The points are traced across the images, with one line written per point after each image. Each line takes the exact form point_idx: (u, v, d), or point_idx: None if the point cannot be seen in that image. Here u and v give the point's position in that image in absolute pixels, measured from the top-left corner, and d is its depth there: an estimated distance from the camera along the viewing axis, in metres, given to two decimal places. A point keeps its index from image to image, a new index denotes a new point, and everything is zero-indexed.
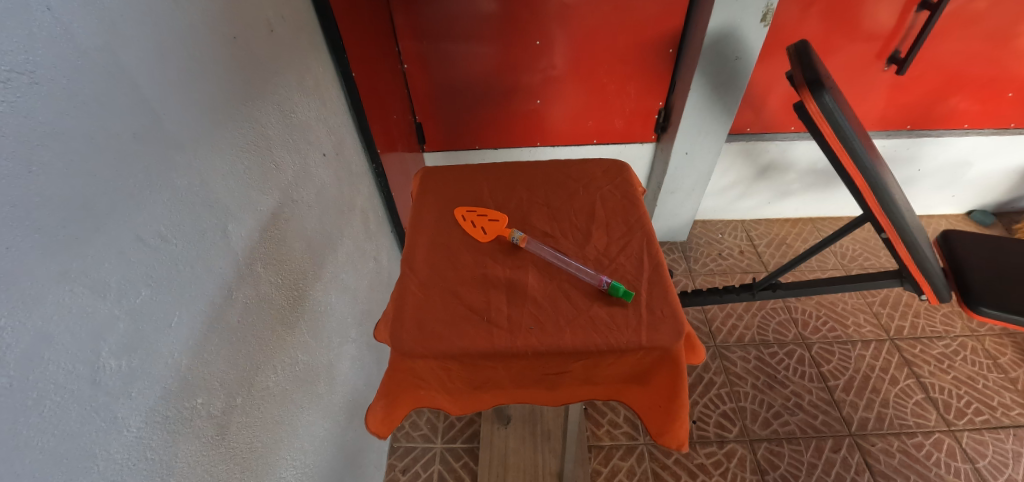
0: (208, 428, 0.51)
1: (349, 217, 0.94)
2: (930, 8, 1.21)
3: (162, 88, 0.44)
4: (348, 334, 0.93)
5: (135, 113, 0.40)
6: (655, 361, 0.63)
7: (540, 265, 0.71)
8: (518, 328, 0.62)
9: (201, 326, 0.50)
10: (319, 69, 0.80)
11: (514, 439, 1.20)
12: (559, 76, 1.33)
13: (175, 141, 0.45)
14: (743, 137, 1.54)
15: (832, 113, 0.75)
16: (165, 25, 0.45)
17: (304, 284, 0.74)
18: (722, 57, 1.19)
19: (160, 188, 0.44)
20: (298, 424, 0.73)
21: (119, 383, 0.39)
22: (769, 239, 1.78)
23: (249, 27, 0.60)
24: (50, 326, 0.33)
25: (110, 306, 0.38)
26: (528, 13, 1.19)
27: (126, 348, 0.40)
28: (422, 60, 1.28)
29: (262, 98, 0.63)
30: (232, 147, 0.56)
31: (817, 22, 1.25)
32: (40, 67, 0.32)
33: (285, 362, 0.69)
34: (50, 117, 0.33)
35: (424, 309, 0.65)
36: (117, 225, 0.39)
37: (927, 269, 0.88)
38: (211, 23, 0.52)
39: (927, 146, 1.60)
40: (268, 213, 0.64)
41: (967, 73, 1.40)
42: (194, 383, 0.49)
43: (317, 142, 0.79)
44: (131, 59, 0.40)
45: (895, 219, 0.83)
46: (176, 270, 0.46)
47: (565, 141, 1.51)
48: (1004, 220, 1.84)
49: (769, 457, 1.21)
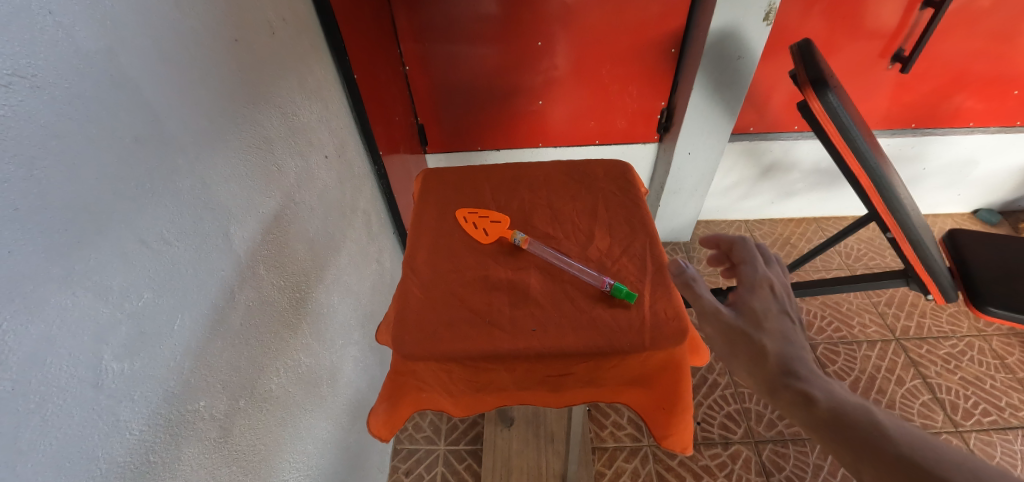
0: (211, 430, 0.51)
1: (351, 218, 0.93)
2: (934, 7, 1.20)
3: (162, 90, 0.44)
4: (351, 336, 0.93)
5: (136, 116, 0.40)
6: (659, 363, 0.63)
7: (542, 267, 0.71)
8: (520, 330, 0.62)
9: (203, 327, 0.50)
10: (321, 71, 0.80)
11: (518, 441, 1.19)
12: (560, 76, 1.33)
13: (177, 144, 0.45)
14: (744, 137, 1.53)
15: (836, 112, 0.74)
16: (168, 30, 0.45)
17: (307, 286, 0.74)
18: (724, 56, 1.18)
19: (163, 190, 0.44)
20: (300, 426, 0.72)
21: (121, 386, 0.39)
22: (772, 239, 1.77)
23: (250, 29, 0.60)
24: (52, 330, 0.33)
25: (113, 310, 0.38)
26: (528, 14, 1.19)
27: (128, 351, 0.40)
28: (422, 61, 1.28)
29: (264, 102, 0.63)
30: (235, 149, 0.56)
31: (820, 20, 1.24)
32: (42, 71, 0.32)
33: (287, 364, 0.69)
34: (52, 119, 0.33)
35: (426, 311, 0.65)
36: (119, 228, 0.39)
37: (933, 269, 0.88)
38: (211, 25, 0.52)
39: (932, 144, 1.59)
40: (270, 215, 0.64)
41: (972, 71, 1.39)
42: (197, 385, 0.48)
43: (319, 143, 0.80)
44: (132, 61, 0.40)
45: (901, 218, 0.82)
46: (178, 272, 0.46)
47: (566, 141, 1.51)
48: (1011, 219, 1.83)
49: (775, 459, 1.20)
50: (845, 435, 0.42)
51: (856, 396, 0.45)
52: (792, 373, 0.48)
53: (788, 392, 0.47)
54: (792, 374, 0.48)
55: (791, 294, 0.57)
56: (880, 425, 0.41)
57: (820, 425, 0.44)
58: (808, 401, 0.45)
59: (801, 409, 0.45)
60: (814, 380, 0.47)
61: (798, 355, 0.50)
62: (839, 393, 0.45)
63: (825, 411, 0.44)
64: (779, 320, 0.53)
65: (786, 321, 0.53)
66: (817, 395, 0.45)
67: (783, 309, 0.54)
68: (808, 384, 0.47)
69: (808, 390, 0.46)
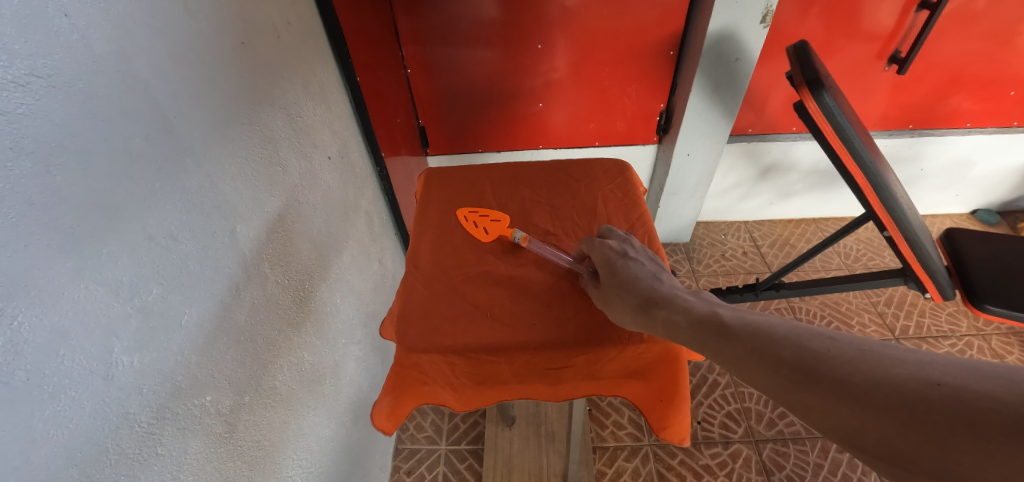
0: (217, 425, 0.52)
1: (354, 219, 0.95)
2: (929, 8, 1.21)
3: (172, 91, 0.45)
4: (354, 335, 0.94)
5: (146, 115, 0.41)
6: (656, 357, 0.63)
7: (542, 264, 0.72)
8: (519, 324, 0.63)
9: (209, 323, 0.50)
10: (324, 73, 0.82)
11: (519, 440, 1.20)
12: (560, 79, 1.34)
13: (185, 145, 0.47)
14: (743, 138, 1.54)
15: (832, 112, 0.75)
16: (177, 32, 0.46)
17: (311, 285, 0.75)
18: (722, 58, 1.20)
19: (172, 189, 0.45)
20: (303, 423, 0.73)
21: (130, 379, 0.40)
22: (772, 240, 1.78)
23: (257, 31, 0.61)
24: (65, 322, 0.34)
25: (123, 304, 0.39)
26: (529, 18, 1.20)
27: (137, 345, 0.41)
28: (424, 64, 1.29)
29: (269, 104, 0.64)
30: (242, 150, 0.57)
31: (817, 22, 1.26)
32: (58, 72, 0.33)
33: (291, 362, 0.69)
34: (68, 118, 0.34)
35: (428, 306, 0.66)
36: (130, 224, 0.40)
37: (928, 264, 0.88)
38: (219, 29, 0.53)
39: (930, 145, 1.60)
40: (274, 214, 0.65)
41: (969, 72, 1.40)
42: (204, 381, 0.49)
43: (322, 145, 0.81)
44: (143, 63, 0.41)
45: (896, 216, 0.83)
46: (186, 269, 0.47)
47: (566, 143, 1.52)
48: (1009, 219, 1.84)
49: (775, 458, 1.20)
50: (710, 340, 0.47)
51: (704, 304, 0.52)
52: (655, 303, 0.55)
53: (656, 320, 0.53)
54: (655, 304, 0.55)
55: (637, 245, 0.66)
56: (727, 325, 0.47)
57: (688, 341, 0.49)
58: (673, 324, 0.51)
59: (671, 331, 0.51)
60: (674, 303, 0.53)
61: (657, 288, 0.57)
62: (693, 307, 0.52)
63: (687, 328, 0.50)
64: (634, 265, 0.61)
65: (638, 264, 0.61)
66: (678, 317, 0.51)
67: (634, 257, 0.63)
68: (669, 308, 0.53)
69: (670, 314, 0.52)
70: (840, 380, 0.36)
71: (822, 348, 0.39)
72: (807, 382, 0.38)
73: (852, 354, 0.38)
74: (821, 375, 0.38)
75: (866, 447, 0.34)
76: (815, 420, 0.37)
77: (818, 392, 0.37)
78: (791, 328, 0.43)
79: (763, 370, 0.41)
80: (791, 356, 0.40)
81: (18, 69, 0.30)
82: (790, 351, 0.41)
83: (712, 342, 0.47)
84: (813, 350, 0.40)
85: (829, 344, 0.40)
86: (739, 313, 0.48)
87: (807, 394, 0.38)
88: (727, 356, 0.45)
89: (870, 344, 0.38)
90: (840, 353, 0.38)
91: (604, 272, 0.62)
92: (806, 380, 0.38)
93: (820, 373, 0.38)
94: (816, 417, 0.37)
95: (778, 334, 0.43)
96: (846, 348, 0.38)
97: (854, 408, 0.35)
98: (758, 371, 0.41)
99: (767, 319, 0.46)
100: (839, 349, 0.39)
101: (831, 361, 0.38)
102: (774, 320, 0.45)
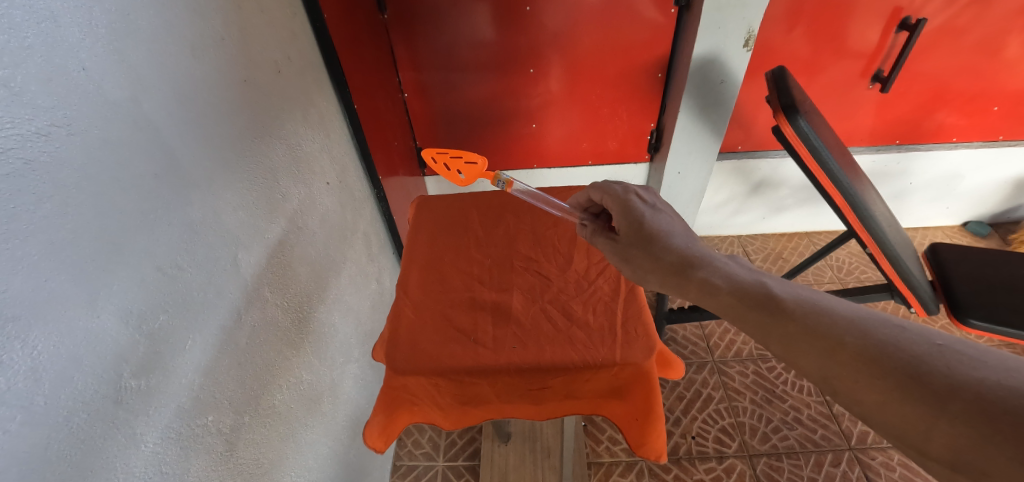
0: (219, 443, 0.55)
1: (352, 240, 0.98)
2: (908, 29, 1.26)
3: (180, 131, 0.49)
4: (351, 354, 0.96)
5: (154, 154, 0.45)
6: (630, 377, 0.65)
7: (525, 289, 0.75)
8: (501, 347, 0.66)
9: (212, 347, 0.53)
10: (323, 103, 0.86)
11: (514, 457, 1.21)
12: (554, 100, 1.38)
13: (189, 179, 0.50)
14: (733, 155, 1.58)
15: (808, 136, 0.78)
16: (184, 76, 0.50)
17: (309, 307, 0.78)
18: (709, 80, 1.22)
19: (178, 221, 0.48)
20: (301, 440, 0.75)
21: (138, 401, 0.42)
22: (765, 254, 1.80)
23: (258, 68, 0.65)
24: (79, 351, 0.37)
25: (132, 331, 0.42)
26: (522, 42, 1.25)
27: (144, 369, 0.43)
28: (421, 88, 1.34)
29: (270, 135, 0.68)
30: (243, 180, 0.61)
31: (800, 42, 1.30)
32: (76, 122, 0.36)
33: (291, 381, 0.72)
34: (82, 164, 0.37)
35: (416, 331, 0.68)
36: (138, 255, 0.43)
37: (912, 282, 0.91)
38: (223, 68, 0.57)
39: (918, 159, 1.63)
40: (274, 240, 0.68)
41: (953, 88, 1.43)
42: (205, 402, 0.52)
43: (321, 172, 0.84)
44: (153, 107, 0.45)
45: (878, 237, 0.86)
46: (188, 296, 0.49)
47: (561, 162, 1.56)
48: (1000, 231, 1.86)
49: (769, 472, 1.21)
50: (757, 314, 0.47)
51: (748, 272, 0.52)
52: (691, 264, 0.56)
53: (694, 283, 0.54)
54: (692, 267, 0.56)
55: (663, 201, 0.68)
56: (776, 296, 0.47)
57: (728, 306, 0.50)
58: (712, 286, 0.52)
59: (710, 294, 0.52)
60: (713, 266, 0.54)
61: (691, 248, 0.58)
62: (735, 272, 0.52)
63: (730, 294, 0.50)
64: (663, 222, 0.63)
65: (666, 221, 0.63)
66: (720, 282, 0.52)
67: (662, 211, 0.65)
68: (707, 271, 0.54)
69: (709, 277, 0.53)
70: (912, 375, 0.36)
71: (890, 337, 0.39)
72: (869, 374, 0.38)
73: (923, 349, 0.37)
74: (886, 366, 0.37)
75: (929, 450, 0.35)
76: (865, 410, 0.38)
77: (880, 385, 0.37)
78: (852, 310, 0.42)
79: (817, 353, 0.41)
80: (854, 343, 0.40)
81: (41, 121, 0.34)
82: (852, 336, 0.40)
83: (756, 314, 0.47)
84: (880, 338, 0.39)
85: (899, 333, 0.39)
86: (789, 286, 0.48)
87: (866, 387, 0.38)
88: (771, 329, 0.45)
89: (943, 339, 0.37)
90: (911, 346, 0.38)
91: (630, 225, 0.65)
92: (867, 370, 0.38)
93: (886, 364, 0.37)
94: (867, 407, 0.38)
95: (838, 316, 0.42)
96: (916, 340, 0.38)
97: (924, 409, 0.34)
98: (810, 353, 0.42)
99: (821, 297, 0.45)
100: (911, 342, 0.38)
101: (902, 353, 0.37)
102: (830, 299, 0.45)
